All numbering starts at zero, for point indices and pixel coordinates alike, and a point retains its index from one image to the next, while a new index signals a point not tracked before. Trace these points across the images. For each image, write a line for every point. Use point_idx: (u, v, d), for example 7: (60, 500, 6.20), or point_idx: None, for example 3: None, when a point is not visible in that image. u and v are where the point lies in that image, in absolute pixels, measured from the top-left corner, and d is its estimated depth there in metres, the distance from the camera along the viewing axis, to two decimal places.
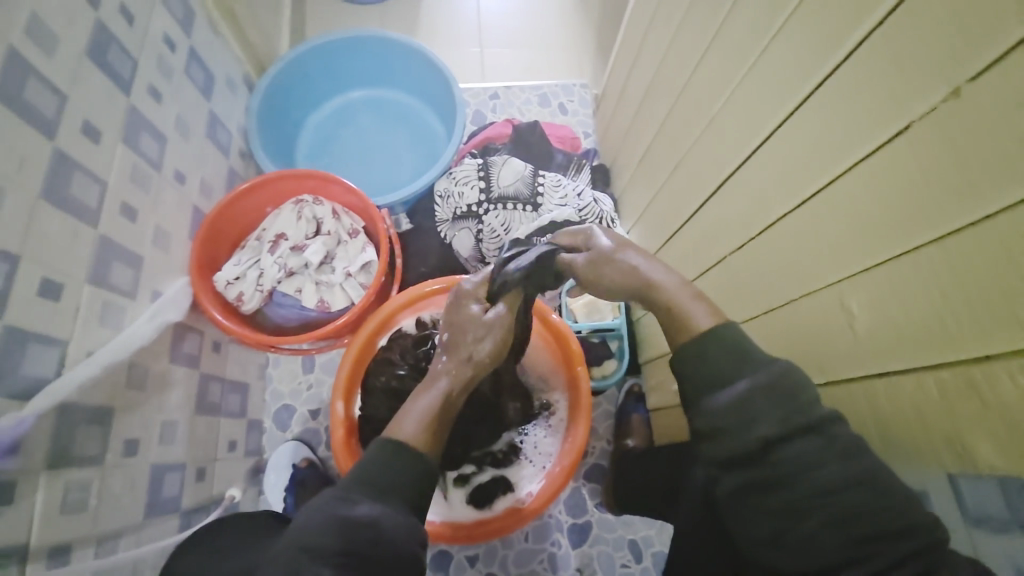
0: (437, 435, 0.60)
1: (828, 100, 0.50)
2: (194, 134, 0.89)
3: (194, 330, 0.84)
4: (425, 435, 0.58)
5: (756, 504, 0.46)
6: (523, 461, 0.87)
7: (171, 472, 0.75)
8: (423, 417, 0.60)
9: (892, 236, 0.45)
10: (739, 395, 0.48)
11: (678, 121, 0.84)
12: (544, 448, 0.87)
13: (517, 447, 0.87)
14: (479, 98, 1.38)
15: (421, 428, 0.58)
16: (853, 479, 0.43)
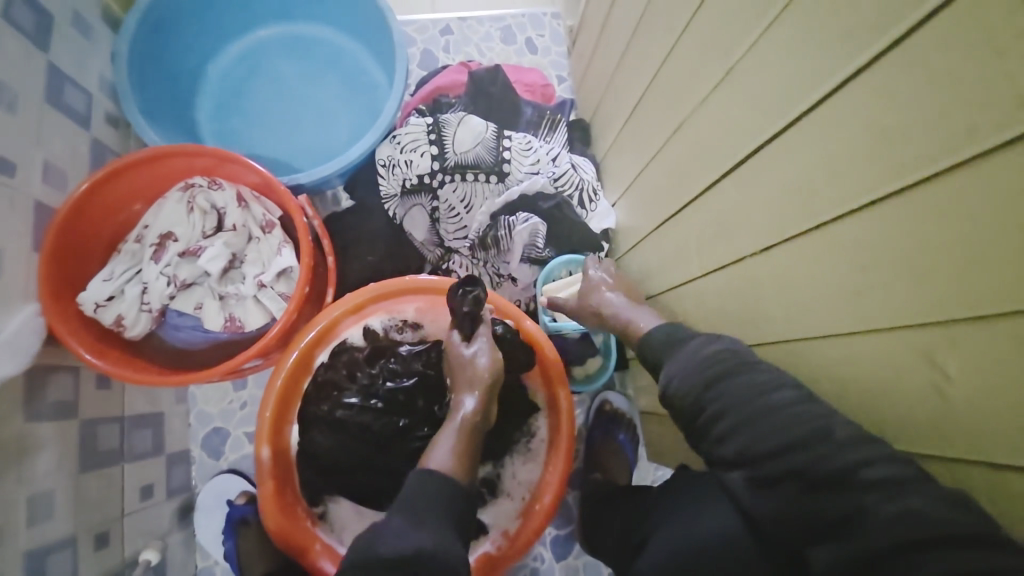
0: (469, 460, 0.55)
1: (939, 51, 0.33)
2: (21, 99, 0.64)
3: (61, 369, 0.65)
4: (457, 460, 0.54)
5: (782, 487, 0.45)
6: (499, 496, 0.74)
7: (54, 553, 0.60)
8: (452, 443, 0.56)
9: (1020, 279, 0.31)
10: (733, 376, 0.50)
11: (681, 67, 0.64)
12: (522, 479, 0.75)
13: (492, 481, 0.75)
14: (427, 34, 1.10)
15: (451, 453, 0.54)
16: (867, 441, 0.42)
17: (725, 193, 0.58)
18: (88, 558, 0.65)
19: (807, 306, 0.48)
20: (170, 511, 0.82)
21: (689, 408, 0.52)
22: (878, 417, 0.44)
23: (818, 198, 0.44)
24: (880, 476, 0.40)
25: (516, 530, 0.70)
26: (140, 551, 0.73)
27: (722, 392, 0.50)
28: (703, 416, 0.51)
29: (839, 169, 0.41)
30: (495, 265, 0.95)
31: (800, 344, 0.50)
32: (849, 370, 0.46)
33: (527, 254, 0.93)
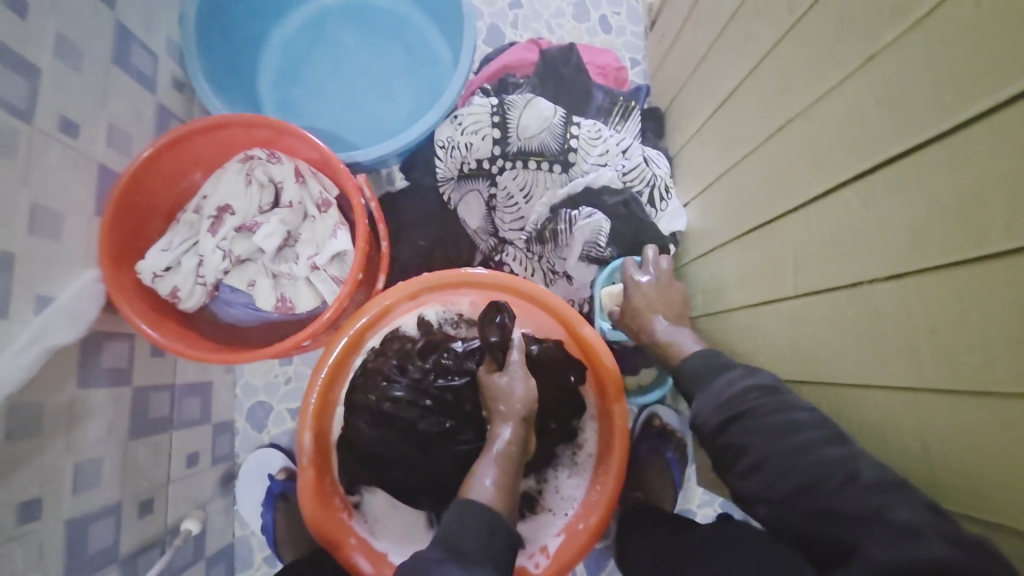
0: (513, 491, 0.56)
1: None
2: (90, 59, 0.63)
3: (117, 335, 0.65)
4: (502, 495, 0.54)
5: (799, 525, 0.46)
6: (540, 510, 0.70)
7: (98, 520, 0.60)
8: (496, 479, 0.55)
9: None
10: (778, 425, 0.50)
11: (800, 52, 0.55)
12: (567, 493, 0.70)
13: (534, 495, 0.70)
14: (495, 7, 1.03)
15: (495, 489, 0.54)
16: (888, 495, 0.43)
17: (844, 206, 0.49)
18: (133, 523, 0.66)
19: (954, 352, 0.40)
20: (212, 480, 0.83)
21: (711, 441, 0.54)
22: (1023, 492, 0.37)
23: (992, 225, 0.36)
24: (906, 519, 0.41)
25: (557, 548, 0.66)
26: (179, 524, 0.73)
27: (750, 429, 0.51)
28: (730, 450, 0.52)
29: None
30: (549, 260, 0.90)
31: (929, 392, 0.43)
32: (992, 430, 0.39)
33: (587, 253, 0.85)
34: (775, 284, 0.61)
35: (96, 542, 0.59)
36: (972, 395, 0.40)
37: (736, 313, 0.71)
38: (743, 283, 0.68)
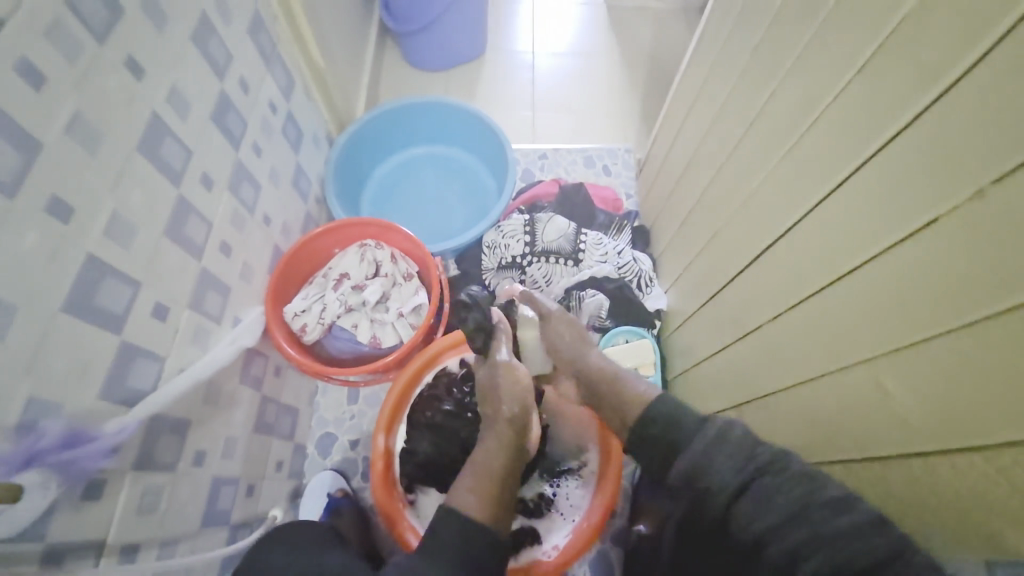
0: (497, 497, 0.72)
1: (865, 188, 0.55)
2: (282, 183, 1.02)
3: (261, 354, 0.93)
4: (484, 506, 0.69)
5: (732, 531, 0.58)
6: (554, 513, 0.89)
7: (226, 486, 0.80)
8: (479, 492, 0.71)
9: (912, 327, 0.50)
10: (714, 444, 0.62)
11: (722, 188, 0.90)
12: (575, 500, 0.89)
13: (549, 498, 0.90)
14: (529, 158, 1.48)
15: (478, 500, 0.70)
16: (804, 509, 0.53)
17: (754, 278, 0.79)
18: (242, 501, 0.85)
19: (813, 357, 0.65)
20: (286, 491, 1.02)
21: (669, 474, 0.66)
22: (860, 444, 0.58)
23: (808, 277, 0.65)
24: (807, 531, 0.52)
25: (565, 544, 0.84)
26: (269, 510, 0.94)
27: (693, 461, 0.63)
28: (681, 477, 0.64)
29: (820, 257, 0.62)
30: None
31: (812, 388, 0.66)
32: (836, 404, 0.61)
33: (592, 323, 1.14)
34: (726, 334, 0.90)
35: (222, 502, 0.79)
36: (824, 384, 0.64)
37: (706, 362, 0.97)
38: (709, 338, 0.96)
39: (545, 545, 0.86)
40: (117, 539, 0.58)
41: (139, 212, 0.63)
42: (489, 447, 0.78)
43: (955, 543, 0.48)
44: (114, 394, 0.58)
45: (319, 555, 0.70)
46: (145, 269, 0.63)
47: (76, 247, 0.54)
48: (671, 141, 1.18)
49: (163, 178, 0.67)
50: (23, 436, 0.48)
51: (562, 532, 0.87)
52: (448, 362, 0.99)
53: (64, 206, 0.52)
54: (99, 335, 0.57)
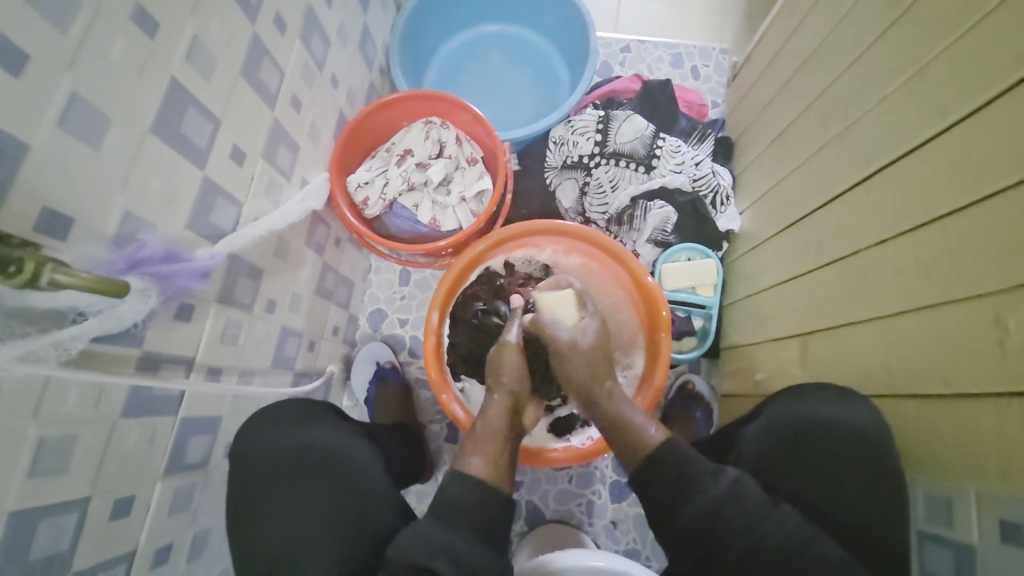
0: (503, 468, 0.65)
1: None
2: (350, 43, 0.96)
3: (324, 222, 0.94)
4: (492, 470, 0.64)
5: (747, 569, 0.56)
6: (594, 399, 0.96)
7: (292, 337, 0.86)
8: (488, 456, 0.65)
9: None
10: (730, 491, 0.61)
11: (844, 93, 0.79)
12: None
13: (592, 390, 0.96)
14: (610, 49, 1.33)
15: (487, 464, 0.64)
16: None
17: (859, 198, 0.72)
18: (304, 353, 0.92)
19: (912, 286, 0.61)
20: (340, 354, 1.09)
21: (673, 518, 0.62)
22: (944, 378, 0.56)
23: (935, 198, 0.59)
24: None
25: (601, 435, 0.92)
26: (326, 366, 1.02)
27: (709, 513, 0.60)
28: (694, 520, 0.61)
29: (956, 178, 0.56)
30: (622, 239, 1.12)
31: (894, 319, 0.63)
32: (925, 333, 0.58)
33: (654, 236, 1.09)
34: (804, 262, 0.84)
35: (289, 350, 0.86)
36: (912, 313, 0.60)
37: (773, 288, 0.93)
38: (781, 264, 0.91)
39: (588, 433, 0.94)
40: (203, 360, 0.63)
41: (218, 44, 0.59)
42: (479, 430, 0.69)
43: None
44: (200, 228, 0.60)
45: (306, 431, 0.71)
46: (225, 108, 0.62)
47: (162, 69, 0.52)
48: (784, 40, 1.03)
49: (242, 11, 0.63)
50: (122, 246, 0.50)
51: (601, 424, 0.95)
52: (494, 261, 0.99)
53: (151, 18, 0.50)
54: (185, 167, 0.57)
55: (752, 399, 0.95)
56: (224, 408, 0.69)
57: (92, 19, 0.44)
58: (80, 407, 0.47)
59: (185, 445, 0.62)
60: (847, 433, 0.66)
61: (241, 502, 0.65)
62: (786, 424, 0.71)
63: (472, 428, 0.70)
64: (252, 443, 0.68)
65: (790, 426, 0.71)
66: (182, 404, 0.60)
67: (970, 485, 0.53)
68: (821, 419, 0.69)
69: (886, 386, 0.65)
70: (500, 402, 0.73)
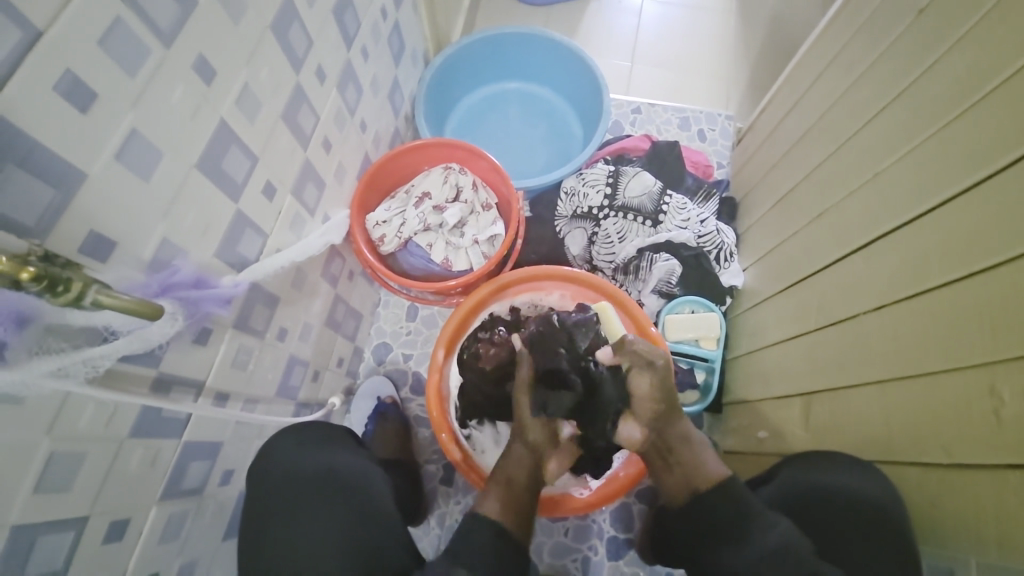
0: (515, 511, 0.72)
1: None
2: (380, 92, 1.03)
3: (340, 256, 0.97)
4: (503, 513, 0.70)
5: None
6: None
7: (299, 366, 0.88)
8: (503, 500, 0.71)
9: None
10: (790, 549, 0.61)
11: (840, 166, 0.84)
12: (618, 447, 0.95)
13: None
14: (622, 109, 1.41)
15: (499, 509, 0.70)
16: None
17: (854, 265, 0.76)
18: (308, 384, 0.92)
19: (908, 352, 0.62)
20: (342, 386, 1.09)
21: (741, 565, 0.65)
22: (944, 447, 0.56)
23: (929, 270, 0.61)
24: None
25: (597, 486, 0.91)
26: (328, 398, 1.02)
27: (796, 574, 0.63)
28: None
29: (949, 252, 0.59)
30: (627, 288, 1.15)
31: (892, 384, 0.64)
32: (923, 401, 0.59)
33: (659, 288, 1.12)
34: (805, 322, 0.86)
35: (294, 380, 0.86)
36: (908, 381, 0.62)
37: (776, 346, 0.94)
38: (784, 323, 0.93)
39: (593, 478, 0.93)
40: (212, 385, 0.65)
41: (263, 90, 0.65)
42: (499, 477, 0.74)
43: (1021, 555, 0.47)
44: (228, 256, 0.64)
45: (332, 453, 0.74)
46: (263, 147, 0.66)
47: (212, 111, 0.56)
48: (786, 112, 1.10)
49: (288, 63, 0.68)
50: (157, 270, 0.53)
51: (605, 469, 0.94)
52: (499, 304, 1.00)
53: (208, 67, 0.55)
54: (220, 199, 0.60)
55: (756, 459, 0.94)
56: (226, 435, 0.69)
57: (157, 65, 0.49)
58: (93, 424, 0.49)
59: (185, 470, 0.63)
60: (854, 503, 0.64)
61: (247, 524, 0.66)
62: (798, 493, 0.69)
63: (494, 473, 0.76)
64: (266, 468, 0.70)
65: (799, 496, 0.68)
66: (187, 428, 0.61)
67: (974, 559, 0.53)
68: (831, 487, 0.67)
69: (888, 451, 0.65)
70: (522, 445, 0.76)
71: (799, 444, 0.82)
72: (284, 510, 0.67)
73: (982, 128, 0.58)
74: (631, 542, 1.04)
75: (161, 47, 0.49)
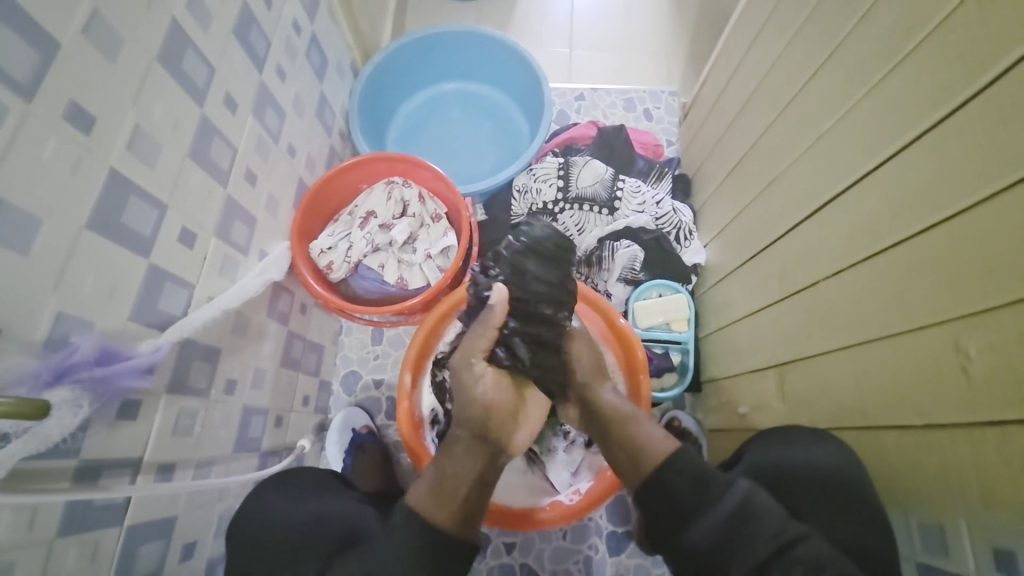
0: (449, 496, 0.64)
1: (977, 118, 0.49)
2: (307, 111, 0.97)
3: (287, 290, 0.92)
4: (429, 498, 0.64)
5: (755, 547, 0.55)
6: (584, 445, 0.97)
7: (257, 415, 0.82)
8: (432, 482, 0.66)
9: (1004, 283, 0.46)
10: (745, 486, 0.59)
11: (783, 133, 0.84)
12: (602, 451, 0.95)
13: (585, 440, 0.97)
14: (565, 98, 1.38)
15: (429, 491, 0.65)
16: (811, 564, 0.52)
17: (810, 231, 0.75)
18: (271, 431, 0.87)
19: (871, 315, 0.62)
20: (312, 424, 1.04)
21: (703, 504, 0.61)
22: (919, 408, 0.55)
23: (883, 229, 0.60)
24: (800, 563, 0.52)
25: (589, 489, 0.89)
26: (297, 440, 0.97)
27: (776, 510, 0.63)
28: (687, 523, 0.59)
29: (899, 210, 0.58)
30: (593, 280, 1.13)
31: (859, 348, 0.64)
32: (894, 364, 0.58)
33: (624, 275, 1.10)
34: (769, 293, 0.85)
35: (253, 430, 0.81)
36: (875, 344, 0.61)
37: (744, 319, 0.93)
38: (749, 295, 0.92)
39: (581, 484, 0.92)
40: (152, 459, 0.59)
41: (162, 130, 0.59)
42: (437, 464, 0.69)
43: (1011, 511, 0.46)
44: (146, 316, 0.58)
45: (317, 503, 0.69)
46: (172, 191, 0.61)
47: (99, 161, 0.51)
48: (725, 82, 1.09)
49: (187, 96, 0.62)
50: (54, 351, 0.47)
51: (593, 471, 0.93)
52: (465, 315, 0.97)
53: (85, 114, 0.49)
54: (126, 257, 0.54)
55: (740, 434, 0.93)
56: (179, 507, 0.64)
57: (19, 122, 0.43)
58: (11, 533, 0.44)
59: (135, 555, 0.57)
60: (818, 474, 0.63)
61: None
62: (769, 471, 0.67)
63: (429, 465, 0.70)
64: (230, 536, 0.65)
65: (773, 475, 0.66)
66: (129, 511, 0.56)
67: (961, 518, 0.52)
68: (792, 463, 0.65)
69: (861, 417, 0.64)
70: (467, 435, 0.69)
71: (778, 416, 0.82)
72: None
73: (914, 81, 0.57)
74: (630, 535, 1.03)
75: (20, 102, 0.43)
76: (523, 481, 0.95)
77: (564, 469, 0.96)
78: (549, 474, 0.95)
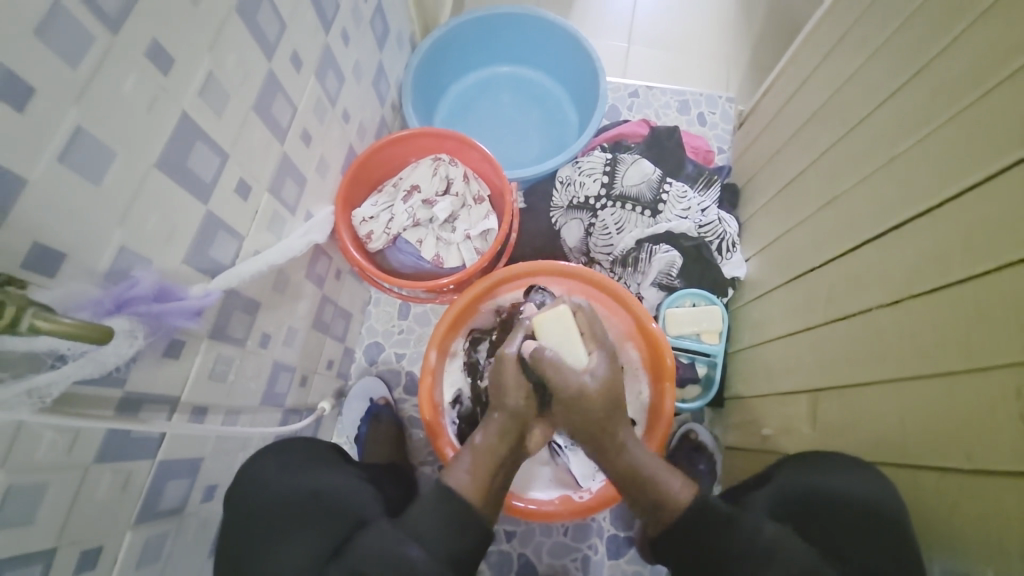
0: (485, 486, 0.66)
1: None
2: (364, 79, 0.97)
3: (326, 254, 0.93)
4: (474, 487, 0.65)
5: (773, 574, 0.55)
6: None
7: (285, 372, 0.84)
8: (472, 469, 0.67)
9: None
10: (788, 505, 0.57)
11: (849, 152, 0.81)
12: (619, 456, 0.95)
13: None
14: (618, 93, 1.36)
15: (471, 480, 0.65)
16: None
17: (866, 256, 0.72)
18: (296, 389, 0.89)
19: (926, 350, 0.59)
20: (333, 388, 1.06)
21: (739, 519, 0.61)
22: (965, 451, 0.53)
23: (952, 262, 0.57)
24: None
25: (599, 488, 0.89)
26: (318, 402, 0.99)
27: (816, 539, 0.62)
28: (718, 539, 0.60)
29: (972, 243, 0.55)
30: (626, 281, 1.11)
31: (907, 382, 0.61)
32: (943, 403, 0.56)
33: (659, 280, 1.08)
34: (812, 316, 0.83)
35: (280, 386, 0.82)
36: (924, 380, 0.59)
37: (781, 340, 0.91)
38: (789, 316, 0.90)
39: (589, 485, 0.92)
40: (187, 400, 0.61)
41: (231, 80, 0.59)
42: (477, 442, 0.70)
43: None
44: (197, 261, 0.59)
45: (314, 474, 0.69)
46: (234, 142, 0.61)
47: (171, 103, 0.51)
48: (790, 94, 1.05)
49: (258, 49, 0.63)
50: (114, 282, 0.48)
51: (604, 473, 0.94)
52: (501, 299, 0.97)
53: (164, 54, 0.49)
54: (186, 200, 0.55)
55: (760, 456, 0.91)
56: (206, 450, 0.65)
57: (104, 54, 0.43)
58: (55, 451, 0.45)
59: (162, 490, 0.59)
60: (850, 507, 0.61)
61: (230, 542, 0.63)
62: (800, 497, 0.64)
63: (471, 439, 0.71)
64: (249, 484, 0.66)
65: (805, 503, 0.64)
66: (162, 447, 0.57)
67: (993, 569, 0.50)
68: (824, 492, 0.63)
69: (900, 453, 0.62)
70: (500, 420, 0.72)
71: (806, 443, 0.79)
72: (263, 536, 0.62)
73: (1006, 109, 0.54)
74: (632, 541, 1.02)
75: (108, 36, 0.43)
76: (541, 472, 0.95)
77: (585, 464, 0.95)
78: (571, 468, 0.95)
